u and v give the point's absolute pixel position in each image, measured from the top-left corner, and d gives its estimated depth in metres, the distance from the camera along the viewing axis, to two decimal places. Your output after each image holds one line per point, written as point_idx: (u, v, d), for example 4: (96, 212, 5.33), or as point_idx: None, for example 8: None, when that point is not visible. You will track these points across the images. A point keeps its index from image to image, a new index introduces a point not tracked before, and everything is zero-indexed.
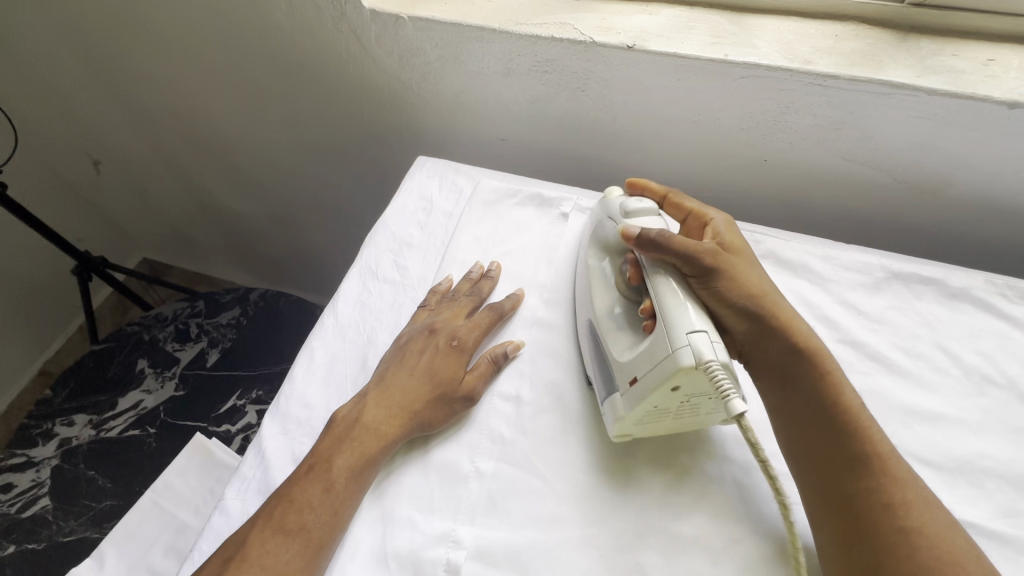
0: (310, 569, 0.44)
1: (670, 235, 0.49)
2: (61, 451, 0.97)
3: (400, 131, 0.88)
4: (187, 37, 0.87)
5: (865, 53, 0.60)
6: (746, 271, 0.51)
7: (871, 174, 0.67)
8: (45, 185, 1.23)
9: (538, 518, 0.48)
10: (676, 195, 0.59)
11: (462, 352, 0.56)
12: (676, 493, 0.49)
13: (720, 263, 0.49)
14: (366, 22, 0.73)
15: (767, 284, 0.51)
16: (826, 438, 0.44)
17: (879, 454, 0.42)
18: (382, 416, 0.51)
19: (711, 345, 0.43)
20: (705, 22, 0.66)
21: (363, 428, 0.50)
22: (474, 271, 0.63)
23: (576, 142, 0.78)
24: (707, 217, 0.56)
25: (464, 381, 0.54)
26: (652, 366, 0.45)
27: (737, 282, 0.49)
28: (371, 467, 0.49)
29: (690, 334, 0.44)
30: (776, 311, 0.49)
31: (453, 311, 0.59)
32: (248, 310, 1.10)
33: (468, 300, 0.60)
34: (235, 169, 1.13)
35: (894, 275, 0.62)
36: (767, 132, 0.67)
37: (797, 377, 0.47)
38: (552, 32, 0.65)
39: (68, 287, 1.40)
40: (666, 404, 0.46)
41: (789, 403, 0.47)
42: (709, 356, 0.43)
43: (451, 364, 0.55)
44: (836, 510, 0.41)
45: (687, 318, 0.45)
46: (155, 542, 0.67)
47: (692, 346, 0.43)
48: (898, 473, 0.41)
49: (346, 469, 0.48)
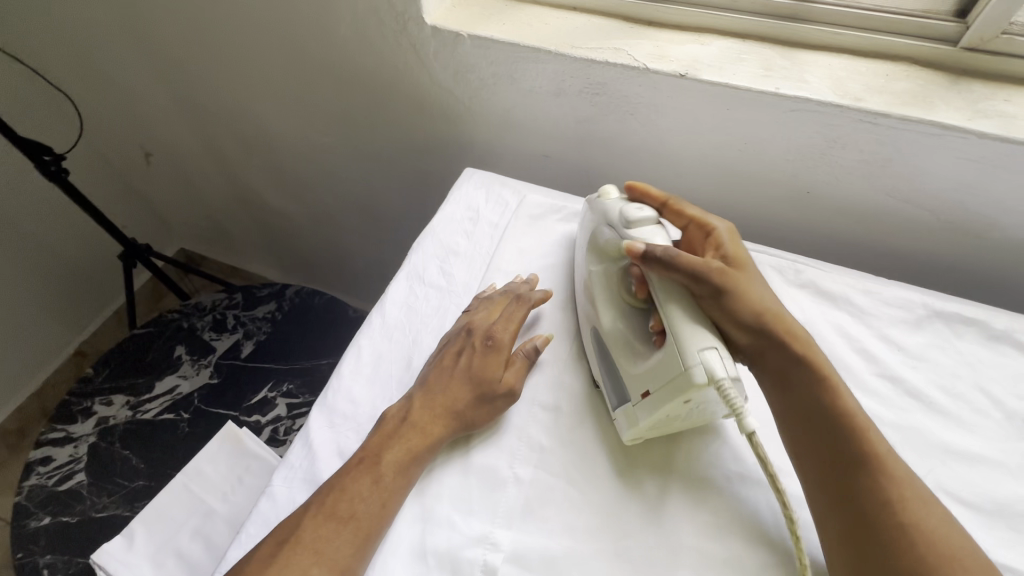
0: (357, 556, 0.46)
1: (678, 255, 0.51)
2: (99, 430, 1.00)
3: (449, 144, 0.91)
4: (252, 44, 0.92)
5: (916, 94, 0.62)
6: (753, 287, 0.53)
7: (914, 212, 0.68)
8: (99, 171, 1.32)
9: (573, 527, 0.49)
10: (676, 201, 0.62)
11: (492, 352, 0.57)
12: (708, 513, 0.50)
13: (729, 281, 0.51)
14: (427, 38, 0.76)
15: (773, 300, 0.53)
16: (824, 443, 0.47)
17: (880, 457, 0.45)
18: (429, 408, 0.53)
19: (722, 362, 0.46)
20: (756, 55, 0.68)
21: (410, 425, 0.52)
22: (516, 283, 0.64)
23: (619, 164, 0.80)
24: (710, 225, 0.58)
25: (502, 379, 0.55)
26: (663, 383, 0.48)
27: (745, 299, 0.51)
28: (418, 463, 0.51)
29: (701, 350, 0.47)
30: (781, 322, 0.51)
31: (489, 309, 0.60)
32: (283, 305, 1.13)
33: (501, 301, 0.61)
34: (282, 168, 1.17)
35: (935, 313, 0.62)
36: (812, 164, 0.68)
37: (799, 386, 0.50)
38: (607, 57, 0.68)
39: (107, 271, 1.46)
40: (677, 412, 0.49)
41: (793, 414, 0.50)
42: (721, 373, 0.46)
43: (490, 363, 0.56)
44: (846, 515, 0.44)
45: (696, 335, 0.48)
46: (183, 526, 0.68)
47: (704, 363, 0.46)
48: (896, 474, 0.45)
49: (394, 463, 0.50)
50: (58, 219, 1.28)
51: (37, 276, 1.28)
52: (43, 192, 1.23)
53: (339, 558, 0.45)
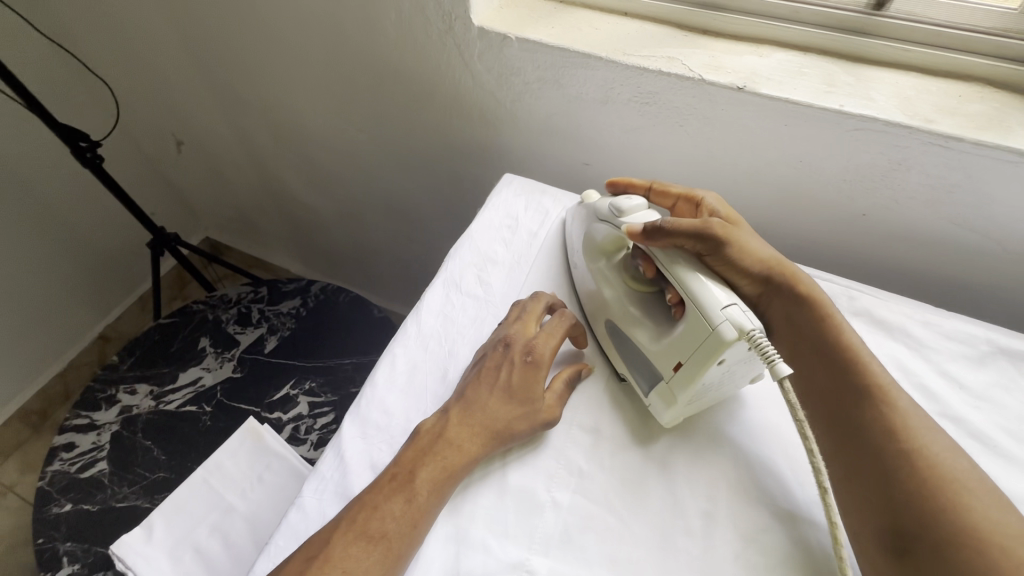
0: None
1: (672, 220, 0.54)
2: (122, 419, 1.00)
3: (486, 148, 0.89)
4: (290, 37, 0.91)
5: (992, 117, 0.58)
6: (751, 241, 0.56)
7: (978, 242, 0.64)
8: (130, 157, 1.33)
9: (612, 559, 0.47)
10: (660, 184, 0.64)
11: (532, 366, 0.54)
12: (756, 552, 0.47)
13: (729, 236, 0.55)
14: (472, 38, 0.74)
15: (764, 243, 0.57)
16: (828, 373, 0.51)
17: (880, 385, 0.48)
18: (468, 423, 0.51)
19: (745, 315, 0.47)
20: (818, 69, 0.65)
21: (447, 443, 0.50)
22: (550, 300, 0.61)
23: (662, 177, 0.77)
24: (697, 197, 0.61)
25: (544, 404, 0.53)
26: (695, 351, 0.48)
27: (747, 252, 0.55)
28: (451, 483, 0.49)
29: (725, 309, 0.47)
30: (782, 269, 0.56)
31: (524, 320, 0.58)
32: (308, 302, 1.12)
33: (538, 311, 0.59)
34: (311, 162, 1.16)
35: (1000, 350, 0.59)
36: (872, 186, 0.65)
37: (799, 321, 0.55)
38: (660, 66, 0.65)
39: (134, 257, 1.47)
40: (712, 379, 0.49)
41: (803, 364, 0.53)
42: (750, 325, 0.46)
43: (531, 381, 0.54)
44: (861, 478, 0.45)
45: (715, 296, 0.48)
46: (201, 522, 0.67)
47: (731, 319, 0.46)
48: (898, 401, 0.47)
49: (429, 482, 0.48)
50: (89, 205, 1.29)
51: (66, 259, 1.29)
52: (76, 176, 1.24)
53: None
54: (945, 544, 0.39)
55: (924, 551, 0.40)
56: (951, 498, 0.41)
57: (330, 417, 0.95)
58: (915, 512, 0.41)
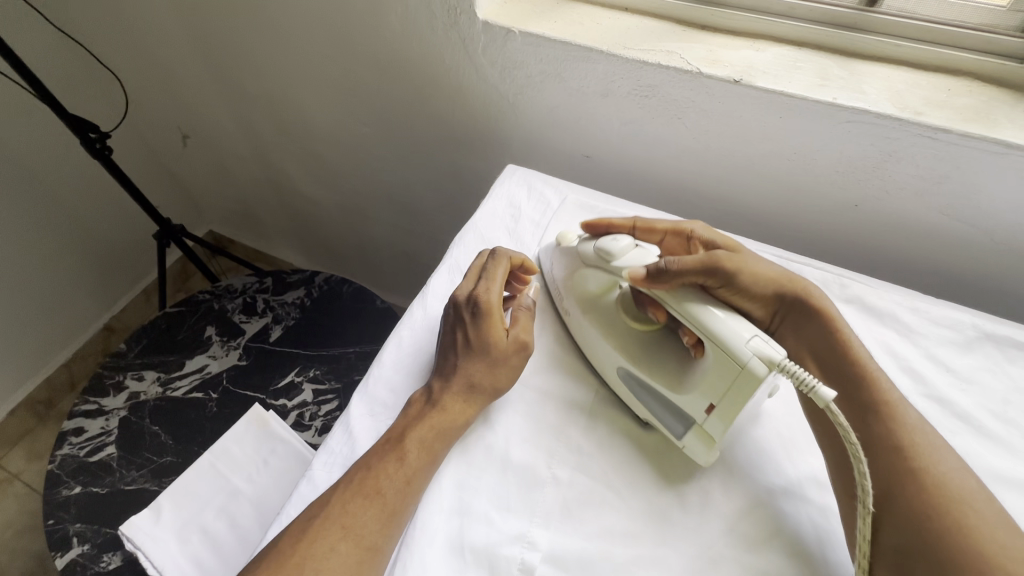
0: (385, 532, 0.46)
1: (677, 262, 0.54)
2: (130, 404, 1.02)
3: (488, 139, 0.91)
4: (297, 30, 0.92)
5: (978, 110, 0.60)
6: (755, 265, 0.58)
7: (965, 232, 0.66)
8: (136, 149, 1.35)
9: (610, 531, 0.49)
10: (642, 220, 0.65)
11: (490, 314, 0.56)
12: (748, 524, 0.49)
13: (734, 268, 0.56)
14: (477, 31, 0.76)
15: (770, 263, 0.59)
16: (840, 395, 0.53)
17: (887, 401, 0.50)
18: (448, 385, 0.53)
19: (769, 344, 0.47)
20: (812, 64, 0.67)
21: (433, 406, 0.52)
22: (483, 255, 0.63)
23: (660, 168, 0.79)
24: (687, 229, 0.63)
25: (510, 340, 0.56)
26: (728, 394, 0.49)
27: (752, 280, 0.57)
28: (441, 441, 0.51)
29: (749, 347, 0.47)
30: (789, 291, 0.58)
31: (470, 277, 0.60)
32: (313, 292, 1.14)
33: (478, 268, 0.61)
34: (316, 155, 1.18)
35: (986, 336, 0.61)
36: (864, 177, 0.67)
37: (813, 340, 0.56)
38: (660, 60, 0.67)
39: (138, 249, 1.48)
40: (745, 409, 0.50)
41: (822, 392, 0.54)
42: (777, 355, 0.46)
43: (492, 328, 0.56)
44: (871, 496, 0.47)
45: (735, 332, 0.48)
46: (208, 504, 0.69)
47: (757, 355, 0.47)
48: (906, 419, 0.49)
49: (418, 442, 0.50)
50: (94, 196, 1.31)
51: (71, 250, 1.31)
52: (81, 169, 1.25)
53: (366, 535, 0.45)
54: (951, 558, 0.41)
55: (924, 561, 0.42)
56: (957, 518, 0.43)
57: (334, 404, 0.97)
58: (923, 529, 0.43)
